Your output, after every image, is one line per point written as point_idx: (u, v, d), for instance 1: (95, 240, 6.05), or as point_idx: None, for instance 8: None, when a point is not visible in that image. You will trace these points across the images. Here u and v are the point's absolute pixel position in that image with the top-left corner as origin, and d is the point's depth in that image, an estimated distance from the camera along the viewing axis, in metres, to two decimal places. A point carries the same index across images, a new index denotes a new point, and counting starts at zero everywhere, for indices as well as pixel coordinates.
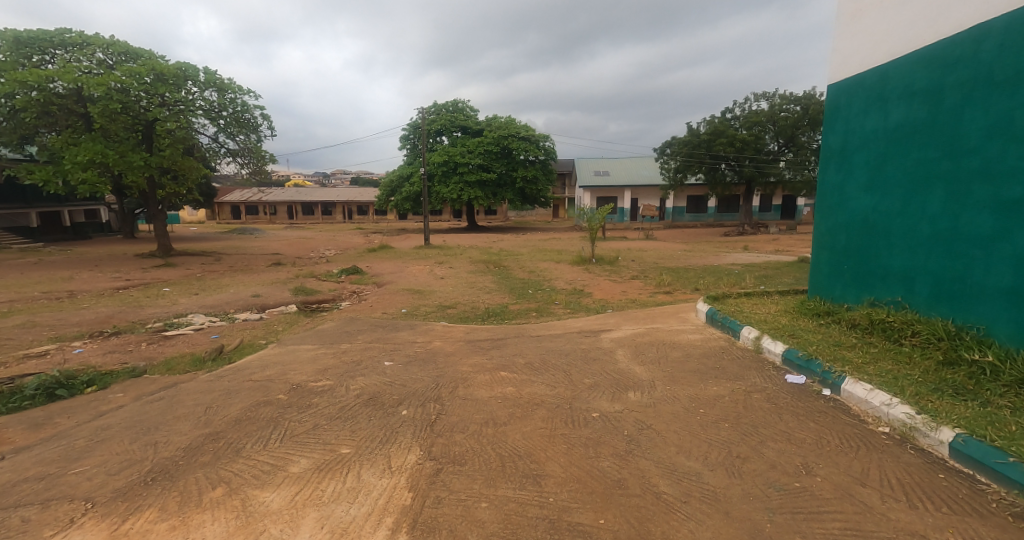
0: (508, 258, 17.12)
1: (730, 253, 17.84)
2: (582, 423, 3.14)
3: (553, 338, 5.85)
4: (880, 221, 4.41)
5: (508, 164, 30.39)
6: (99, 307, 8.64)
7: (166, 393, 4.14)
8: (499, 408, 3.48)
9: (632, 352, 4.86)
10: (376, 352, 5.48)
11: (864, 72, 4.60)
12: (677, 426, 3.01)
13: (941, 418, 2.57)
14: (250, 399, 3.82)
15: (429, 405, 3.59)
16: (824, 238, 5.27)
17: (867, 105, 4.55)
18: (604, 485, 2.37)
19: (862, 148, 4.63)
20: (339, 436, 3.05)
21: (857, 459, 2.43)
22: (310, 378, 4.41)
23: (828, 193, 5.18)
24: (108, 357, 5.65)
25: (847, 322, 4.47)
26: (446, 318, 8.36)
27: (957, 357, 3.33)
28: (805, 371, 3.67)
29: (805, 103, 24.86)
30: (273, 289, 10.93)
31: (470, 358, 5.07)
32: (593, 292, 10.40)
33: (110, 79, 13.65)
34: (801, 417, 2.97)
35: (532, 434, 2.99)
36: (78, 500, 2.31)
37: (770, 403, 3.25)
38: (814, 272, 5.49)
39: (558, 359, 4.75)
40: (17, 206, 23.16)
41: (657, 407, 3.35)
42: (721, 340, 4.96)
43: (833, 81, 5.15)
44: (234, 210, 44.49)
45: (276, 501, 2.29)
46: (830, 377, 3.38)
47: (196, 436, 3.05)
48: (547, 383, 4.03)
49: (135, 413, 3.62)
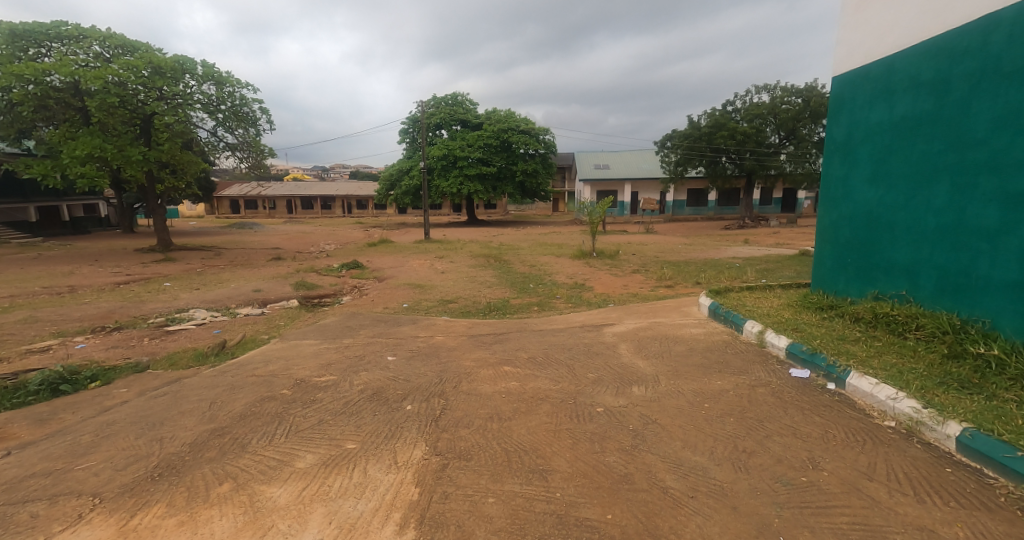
0: (508, 252, 17.12)
1: (730, 247, 17.83)
2: (586, 417, 3.14)
3: (555, 332, 5.85)
4: (885, 215, 4.39)
5: (509, 157, 30.23)
6: (99, 302, 8.61)
7: (171, 388, 4.14)
8: (503, 404, 3.47)
9: (635, 346, 4.86)
10: (379, 347, 5.47)
11: (870, 64, 4.56)
12: (683, 420, 3.00)
13: (947, 412, 2.56)
14: (254, 394, 3.81)
15: (433, 400, 3.59)
16: (827, 231, 5.27)
17: (873, 98, 4.52)
18: (610, 479, 2.37)
19: (867, 140, 4.61)
20: (344, 432, 3.05)
21: (864, 453, 2.43)
22: (313, 373, 4.41)
23: (832, 186, 5.17)
24: (110, 353, 5.63)
25: (850, 316, 4.48)
26: (448, 313, 8.36)
27: (961, 350, 3.33)
28: (810, 364, 3.68)
29: (806, 95, 24.77)
30: (274, 284, 10.92)
31: (473, 352, 5.08)
32: (594, 286, 10.38)
33: (107, 72, 13.53)
34: (806, 411, 2.97)
35: (537, 429, 2.99)
36: (85, 495, 2.30)
37: (774, 397, 3.25)
38: (818, 266, 5.49)
39: (562, 354, 4.76)
40: (15, 201, 23.24)
41: (661, 402, 3.35)
42: (724, 334, 4.96)
43: (837, 74, 5.11)
44: (233, 204, 44.64)
45: (284, 497, 2.29)
46: (835, 371, 3.38)
47: (203, 431, 3.06)
48: (550, 378, 4.03)
49: (140, 409, 3.61)
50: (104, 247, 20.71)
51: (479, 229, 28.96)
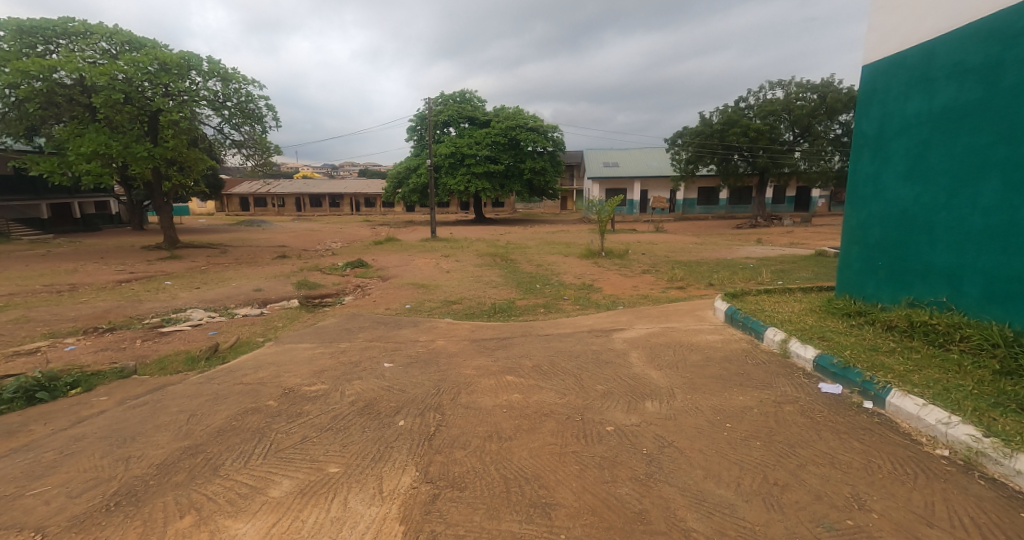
0: (515, 251, 16.85)
1: (744, 247, 17.36)
2: (595, 438, 2.85)
3: (562, 337, 5.54)
4: (921, 215, 4.04)
5: (516, 155, 29.95)
6: (96, 301, 8.43)
7: (152, 397, 3.88)
8: (504, 419, 3.19)
9: (647, 354, 4.54)
10: (376, 352, 5.19)
11: (907, 50, 4.17)
12: (703, 444, 2.69)
13: (1014, 443, 2.22)
14: (237, 406, 3.55)
15: (428, 415, 3.31)
16: (854, 232, 4.91)
17: (908, 87, 4.15)
18: (623, 517, 2.08)
19: (901, 133, 4.24)
20: (328, 453, 2.77)
21: (918, 490, 2.10)
22: (304, 381, 4.14)
23: (860, 184, 4.81)
24: (98, 356, 5.41)
25: (882, 324, 4.15)
26: (451, 314, 8.08)
27: (1017, 367, 2.99)
28: (841, 379, 3.35)
29: (822, 91, 24.29)
30: (276, 283, 10.75)
31: (474, 359, 4.78)
32: (602, 287, 10.05)
33: (113, 68, 13.48)
34: (843, 435, 2.65)
35: (540, 452, 2.70)
36: (27, 530, 2.04)
37: (804, 416, 2.94)
38: (843, 270, 5.13)
39: (569, 362, 4.45)
40: (27, 198, 23.45)
41: (679, 420, 3.04)
42: (743, 342, 4.63)
43: (868, 62, 4.73)
44: (243, 202, 44.97)
45: (249, 535, 2.02)
46: (873, 388, 3.03)
47: (174, 449, 2.80)
48: (556, 390, 3.73)
49: (115, 421, 3.35)
50: (111, 244, 20.70)
51: (486, 228, 28.66)
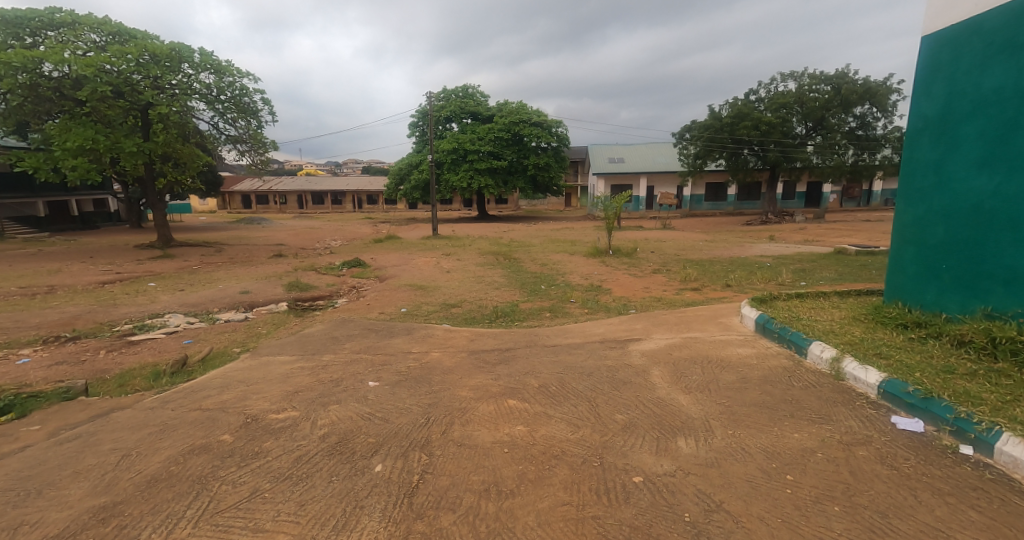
0: (518, 250, 16.19)
1: (756, 244, 16.71)
2: (621, 495, 2.23)
3: (572, 349, 4.89)
4: (1002, 211, 3.41)
5: (520, 150, 29.31)
6: (69, 305, 7.83)
7: (89, 428, 3.27)
8: (504, 464, 2.56)
9: (671, 373, 3.90)
10: (361, 368, 4.57)
11: (987, 13, 3.48)
12: (764, 509, 2.06)
13: None
14: (184, 442, 2.93)
15: (413, 456, 2.70)
16: (908, 231, 4.26)
17: (986, 59, 3.50)
18: None
19: (975, 114, 3.59)
20: (279, 515, 2.16)
21: None
22: (271, 408, 3.52)
23: (917, 175, 4.15)
24: (51, 371, 4.82)
25: (952, 338, 3.52)
26: (449, 319, 7.44)
27: None
28: (922, 413, 2.72)
29: (836, 83, 23.54)
30: (266, 285, 10.14)
31: (472, 377, 4.15)
32: (611, 289, 9.40)
33: (99, 59, 12.91)
34: (952, 501, 2.01)
35: (551, 518, 2.08)
36: None
37: (886, 466, 2.31)
38: (894, 273, 4.47)
39: (581, 382, 3.82)
40: (22, 195, 22.98)
41: (722, 468, 2.42)
42: (783, 359, 3.97)
43: (929, 32, 4.04)
44: (245, 199, 44.62)
45: None
46: (973, 430, 2.41)
47: (83, 511, 2.20)
48: (567, 421, 3.10)
49: (29, 463, 2.74)
50: (104, 243, 20.17)
51: (490, 224, 28.01)
